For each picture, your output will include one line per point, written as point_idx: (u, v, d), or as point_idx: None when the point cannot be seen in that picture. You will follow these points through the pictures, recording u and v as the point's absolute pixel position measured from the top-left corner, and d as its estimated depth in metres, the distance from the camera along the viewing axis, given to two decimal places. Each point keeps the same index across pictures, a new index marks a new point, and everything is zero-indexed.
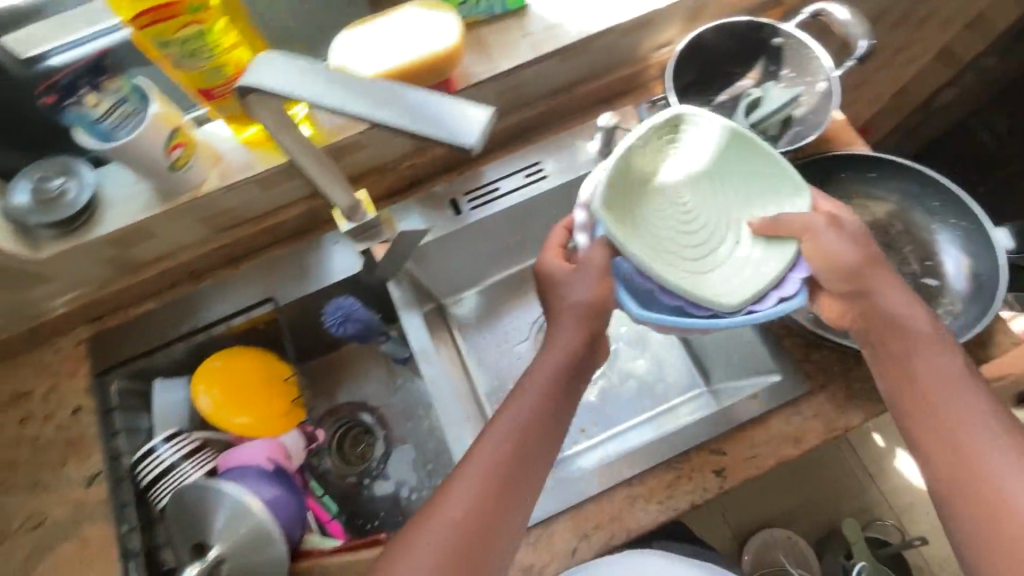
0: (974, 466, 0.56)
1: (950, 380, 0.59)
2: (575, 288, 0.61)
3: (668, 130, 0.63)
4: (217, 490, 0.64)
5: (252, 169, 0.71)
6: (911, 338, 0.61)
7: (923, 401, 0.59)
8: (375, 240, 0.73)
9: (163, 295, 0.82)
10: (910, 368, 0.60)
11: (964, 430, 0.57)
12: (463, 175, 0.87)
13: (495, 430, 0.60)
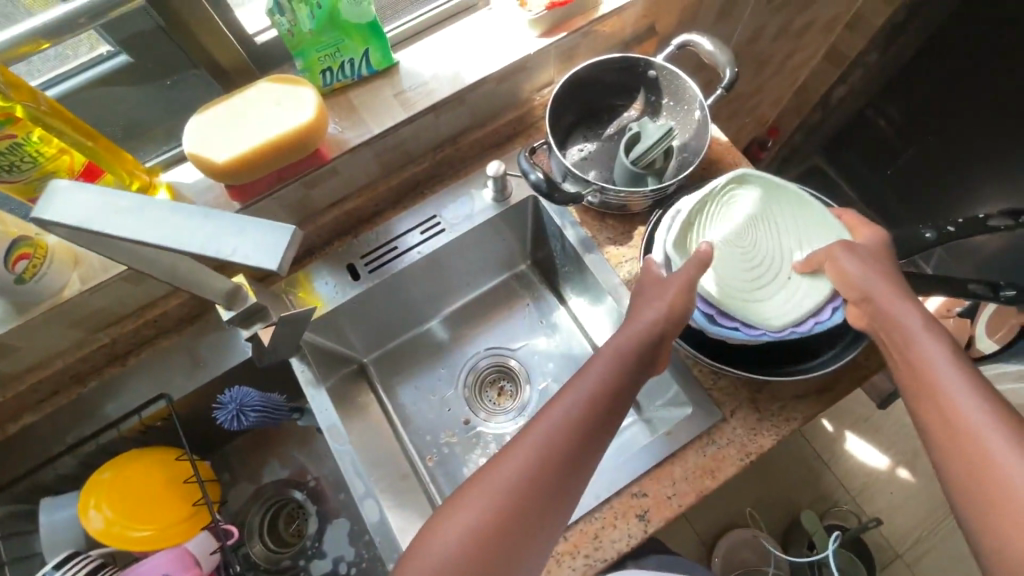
0: (980, 452, 0.50)
1: (949, 361, 0.55)
2: (654, 294, 0.64)
3: (732, 185, 0.68)
4: None
5: (117, 269, 0.67)
6: (910, 322, 0.59)
7: (924, 383, 0.55)
8: (261, 324, 0.69)
9: (44, 406, 0.76)
10: (910, 352, 0.58)
11: (969, 412, 0.52)
12: (360, 237, 0.84)
13: (508, 457, 0.55)
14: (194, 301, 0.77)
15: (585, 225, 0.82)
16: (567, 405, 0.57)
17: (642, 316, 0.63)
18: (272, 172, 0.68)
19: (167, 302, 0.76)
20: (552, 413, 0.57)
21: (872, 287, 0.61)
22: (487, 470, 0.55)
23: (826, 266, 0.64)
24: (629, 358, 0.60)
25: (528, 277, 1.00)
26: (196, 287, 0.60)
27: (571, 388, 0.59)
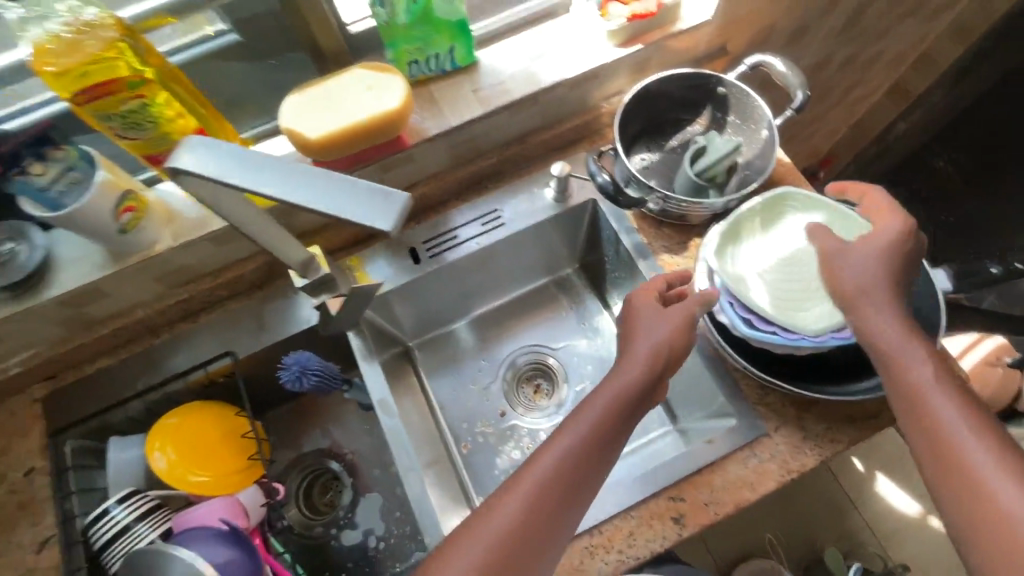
0: (969, 472, 0.52)
1: (936, 383, 0.56)
2: (654, 326, 0.65)
3: (778, 203, 0.73)
4: (169, 556, 0.64)
5: (206, 228, 0.72)
6: (894, 339, 0.58)
7: (915, 407, 0.56)
8: (331, 294, 0.73)
9: (121, 351, 0.82)
10: (895, 370, 0.58)
11: (958, 433, 0.53)
12: (422, 223, 0.88)
13: (506, 497, 0.55)
14: (265, 268, 0.82)
15: (642, 233, 0.84)
16: (564, 443, 0.58)
17: (636, 350, 0.64)
18: (356, 152, 0.72)
19: (242, 266, 0.81)
20: (551, 452, 0.57)
21: (855, 298, 0.60)
22: (487, 506, 0.56)
23: (822, 267, 0.63)
24: (628, 393, 0.61)
25: (575, 279, 1.02)
26: (280, 251, 0.65)
27: (564, 425, 0.60)
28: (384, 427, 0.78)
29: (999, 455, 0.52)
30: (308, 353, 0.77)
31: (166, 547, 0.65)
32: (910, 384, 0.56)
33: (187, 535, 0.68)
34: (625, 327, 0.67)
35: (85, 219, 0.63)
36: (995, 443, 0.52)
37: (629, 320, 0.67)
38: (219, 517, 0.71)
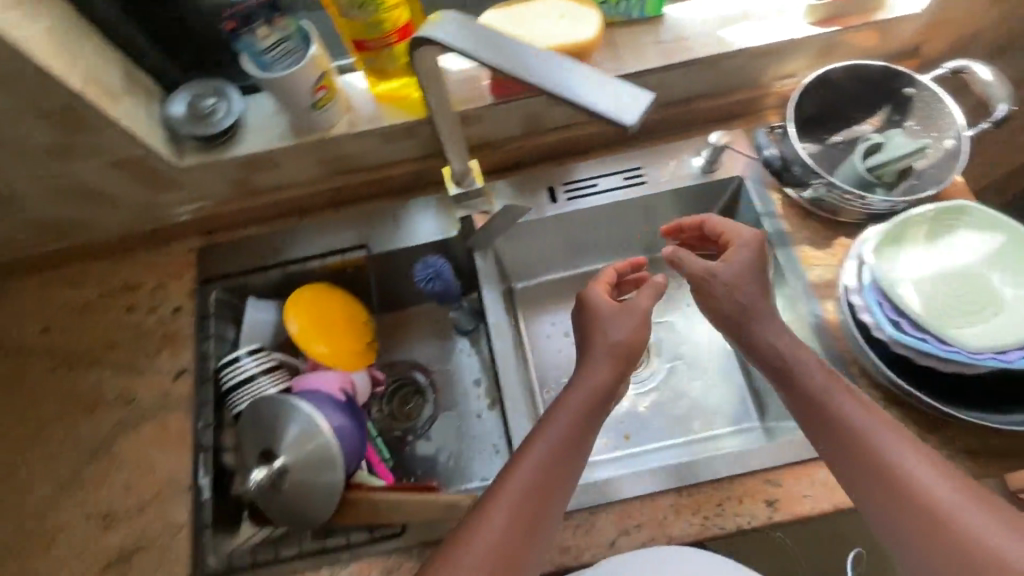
0: (916, 495, 0.54)
1: (867, 423, 0.59)
2: (617, 326, 0.68)
3: (952, 215, 0.71)
4: (294, 406, 0.70)
5: (381, 123, 0.77)
6: (815, 381, 0.62)
7: (856, 449, 0.58)
8: (475, 210, 0.81)
9: (269, 223, 0.88)
10: (826, 413, 0.60)
11: (898, 460, 0.56)
12: (562, 165, 0.87)
13: (490, 499, 0.57)
14: (414, 175, 0.86)
15: (783, 221, 0.81)
16: (545, 444, 0.60)
17: (597, 348, 0.67)
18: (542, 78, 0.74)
19: (394, 169, 0.85)
20: (533, 446, 0.60)
21: (751, 328, 0.66)
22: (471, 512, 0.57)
23: (706, 282, 0.69)
24: (594, 394, 0.64)
25: None
26: (454, 154, 0.70)
27: (539, 426, 0.62)
28: (496, 347, 0.80)
29: (940, 474, 0.55)
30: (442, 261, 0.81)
31: (290, 399, 0.72)
32: (840, 425, 0.59)
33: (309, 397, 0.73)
34: (588, 320, 0.70)
35: (288, 87, 0.69)
36: (931, 462, 0.56)
37: (592, 314, 0.70)
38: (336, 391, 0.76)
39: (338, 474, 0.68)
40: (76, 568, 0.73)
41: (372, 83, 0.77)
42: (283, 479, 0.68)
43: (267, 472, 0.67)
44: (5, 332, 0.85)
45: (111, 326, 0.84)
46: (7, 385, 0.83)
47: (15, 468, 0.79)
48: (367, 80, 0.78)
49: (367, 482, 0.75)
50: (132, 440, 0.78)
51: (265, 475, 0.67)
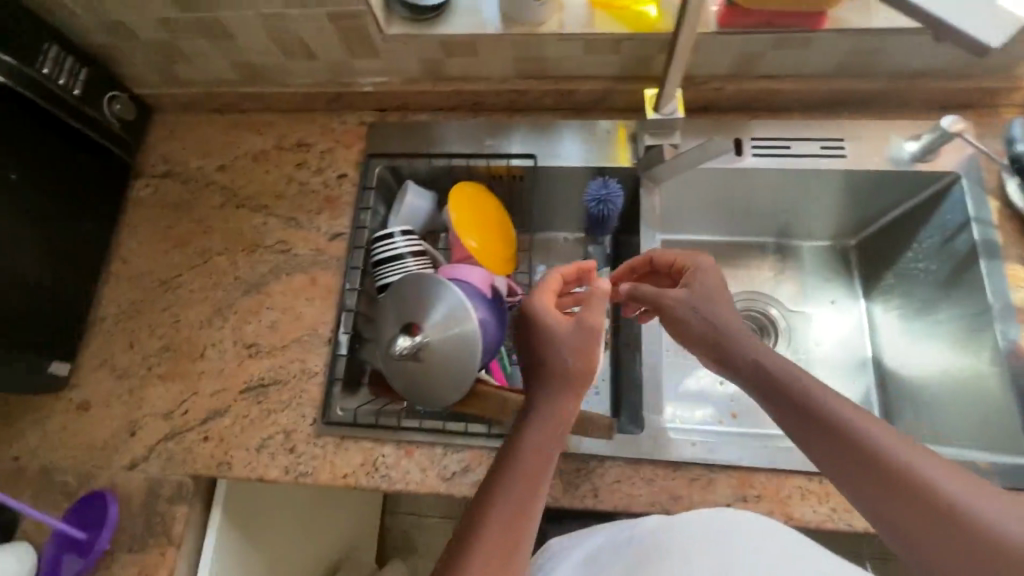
0: (925, 493, 0.48)
1: (877, 436, 0.52)
2: (566, 350, 0.57)
3: None
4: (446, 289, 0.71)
5: (590, 29, 0.74)
6: (800, 384, 0.56)
7: (873, 468, 0.50)
8: (665, 141, 0.76)
9: (442, 114, 0.89)
10: (820, 423, 0.53)
11: (894, 456, 0.50)
12: (756, 119, 0.81)
13: (480, 513, 0.53)
14: (598, 94, 0.82)
15: (995, 229, 0.78)
16: (521, 435, 0.56)
17: (552, 368, 0.57)
18: (766, 11, 0.69)
19: (581, 84, 0.82)
20: (514, 455, 0.55)
21: (703, 332, 0.62)
22: (465, 523, 0.54)
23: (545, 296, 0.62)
24: (550, 406, 0.57)
25: (849, 256, 0.98)
26: (671, 78, 0.69)
27: (510, 438, 0.56)
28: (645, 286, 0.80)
29: (910, 453, 0.50)
30: (613, 184, 0.79)
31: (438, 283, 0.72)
32: (839, 430, 0.52)
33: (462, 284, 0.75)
34: (533, 339, 0.59)
35: None
36: (897, 443, 0.51)
37: (538, 334, 0.59)
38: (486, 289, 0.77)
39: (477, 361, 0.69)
40: (216, 383, 0.79)
41: None
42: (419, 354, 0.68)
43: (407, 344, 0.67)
44: (188, 160, 0.91)
45: (280, 177, 0.88)
46: (181, 207, 0.89)
47: (175, 282, 0.85)
48: None
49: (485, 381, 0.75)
50: (282, 283, 0.82)
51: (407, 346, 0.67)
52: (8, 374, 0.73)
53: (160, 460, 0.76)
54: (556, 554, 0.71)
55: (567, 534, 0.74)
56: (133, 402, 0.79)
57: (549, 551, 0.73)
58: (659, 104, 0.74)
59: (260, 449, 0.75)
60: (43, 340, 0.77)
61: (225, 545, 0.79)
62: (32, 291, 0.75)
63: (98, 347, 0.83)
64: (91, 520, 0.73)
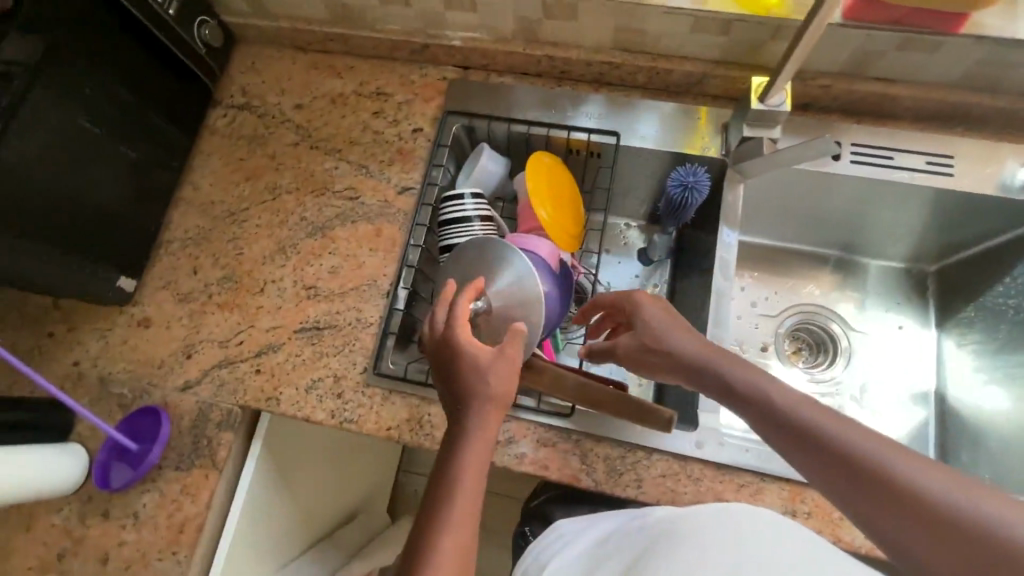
0: (921, 499, 0.43)
1: (844, 433, 0.48)
2: (492, 378, 0.55)
3: None
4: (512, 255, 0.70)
5: (702, 6, 0.72)
6: (776, 395, 0.54)
7: (846, 468, 0.47)
8: (764, 134, 0.73)
9: (526, 78, 0.86)
10: (798, 432, 0.51)
11: (886, 462, 0.45)
12: (860, 123, 0.79)
13: (437, 494, 0.51)
14: (694, 77, 0.80)
15: None
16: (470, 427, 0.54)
17: (476, 396, 0.55)
18: (898, 8, 0.67)
19: (679, 65, 0.79)
20: (461, 442, 0.53)
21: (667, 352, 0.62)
22: (426, 504, 0.52)
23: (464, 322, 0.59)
24: (485, 416, 0.55)
25: (927, 283, 0.94)
26: (788, 68, 0.65)
27: (459, 421, 0.55)
28: (717, 283, 0.77)
29: (905, 458, 0.45)
30: (699, 171, 0.76)
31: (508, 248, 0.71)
32: (814, 437, 0.49)
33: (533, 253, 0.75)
34: (455, 371, 0.56)
35: None
36: (891, 448, 0.46)
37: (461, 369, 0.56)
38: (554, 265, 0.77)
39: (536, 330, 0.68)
40: (273, 319, 0.80)
41: None
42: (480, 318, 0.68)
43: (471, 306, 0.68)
44: (266, 94, 0.91)
45: (356, 123, 0.88)
46: (255, 141, 0.89)
47: (242, 215, 0.86)
48: None
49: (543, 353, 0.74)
50: (348, 230, 0.83)
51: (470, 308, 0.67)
52: (80, 282, 0.74)
53: (212, 385, 0.77)
54: (565, 535, 0.73)
55: (580, 518, 0.76)
56: (191, 326, 0.81)
57: (558, 532, 0.74)
58: (765, 94, 0.70)
59: (309, 389, 0.76)
60: (114, 254, 0.79)
61: (261, 477, 0.81)
62: (110, 204, 0.77)
63: (162, 269, 0.84)
64: (143, 433, 0.76)
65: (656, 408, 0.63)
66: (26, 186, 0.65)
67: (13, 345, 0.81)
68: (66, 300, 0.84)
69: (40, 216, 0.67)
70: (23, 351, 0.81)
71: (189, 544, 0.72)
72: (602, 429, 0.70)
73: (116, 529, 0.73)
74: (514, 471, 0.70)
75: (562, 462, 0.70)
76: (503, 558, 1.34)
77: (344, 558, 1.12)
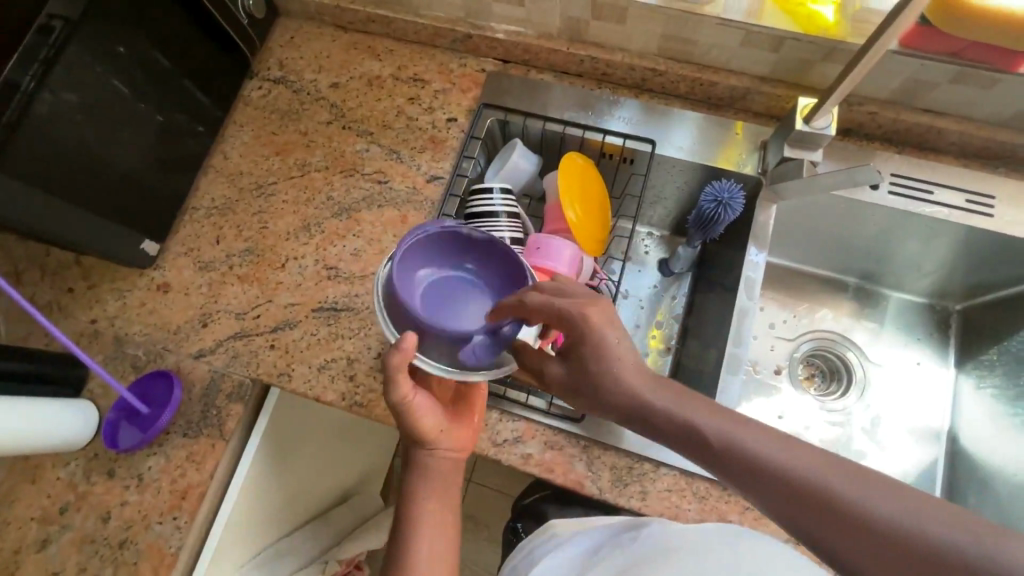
0: (918, 545, 0.38)
1: (781, 455, 0.44)
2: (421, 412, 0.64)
3: None
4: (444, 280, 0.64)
5: (754, 21, 0.71)
6: (738, 436, 0.46)
7: (794, 498, 0.43)
8: (802, 155, 0.72)
9: (566, 78, 0.85)
10: (739, 462, 0.45)
11: (847, 493, 0.41)
12: (903, 154, 0.78)
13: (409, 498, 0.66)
14: (738, 91, 0.79)
15: None
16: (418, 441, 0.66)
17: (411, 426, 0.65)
18: (962, 39, 0.65)
19: (724, 78, 0.78)
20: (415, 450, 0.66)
21: (608, 388, 0.52)
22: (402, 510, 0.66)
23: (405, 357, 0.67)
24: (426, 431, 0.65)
25: (950, 321, 0.92)
26: (840, 90, 0.64)
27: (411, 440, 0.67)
28: (739, 299, 0.77)
29: (851, 477, 0.42)
30: (734, 187, 0.75)
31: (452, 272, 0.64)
32: (757, 467, 0.45)
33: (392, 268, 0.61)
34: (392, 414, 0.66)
35: None
36: (874, 485, 0.41)
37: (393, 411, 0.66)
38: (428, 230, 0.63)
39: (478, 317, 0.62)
40: (291, 296, 0.80)
41: None
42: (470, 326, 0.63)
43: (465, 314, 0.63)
44: (303, 70, 0.91)
45: (391, 107, 0.87)
46: (288, 116, 0.89)
47: (268, 188, 0.85)
48: None
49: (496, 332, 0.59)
50: (374, 214, 0.82)
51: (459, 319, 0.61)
52: (104, 242, 0.74)
53: (226, 356, 0.78)
54: (557, 536, 0.73)
55: (575, 521, 0.75)
56: (209, 295, 0.81)
57: (551, 535, 0.74)
58: (811, 115, 0.69)
59: (321, 368, 0.76)
60: (140, 217, 0.79)
61: (265, 451, 0.82)
62: (140, 167, 0.77)
63: (186, 236, 0.84)
64: (154, 396, 0.77)
65: None
66: (61, 140, 0.65)
67: (33, 298, 0.82)
68: (88, 257, 0.84)
69: (72, 171, 0.67)
70: (43, 304, 0.82)
71: (190, 511, 0.72)
72: (611, 437, 0.70)
73: (119, 489, 0.74)
74: (519, 471, 0.70)
75: (568, 467, 0.69)
76: (491, 554, 1.34)
77: (336, 538, 1.13)
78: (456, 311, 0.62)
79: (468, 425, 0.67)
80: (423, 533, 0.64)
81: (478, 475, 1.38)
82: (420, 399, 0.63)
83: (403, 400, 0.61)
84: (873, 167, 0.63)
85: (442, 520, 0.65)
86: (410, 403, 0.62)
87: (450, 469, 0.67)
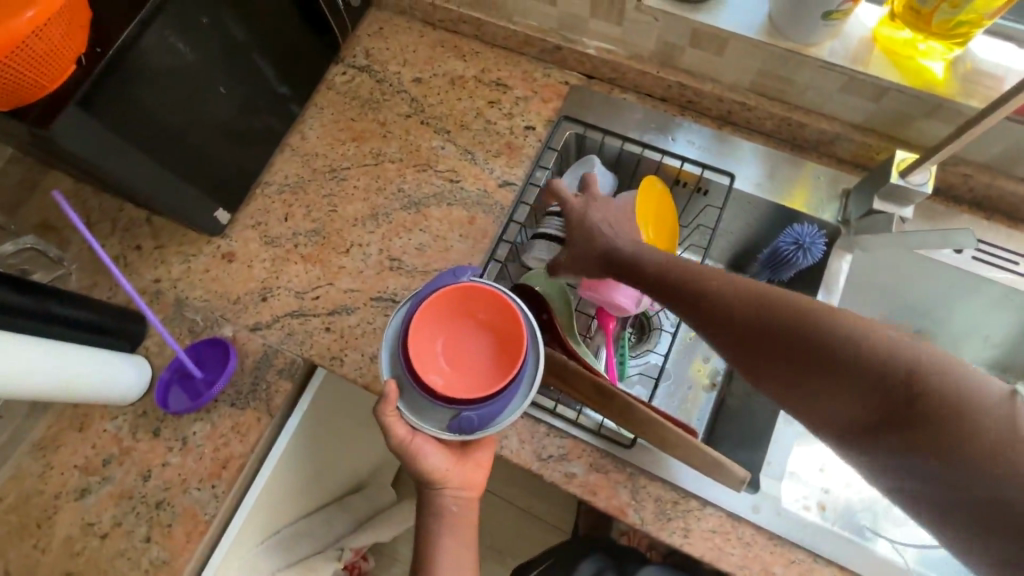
0: (840, 352, 0.49)
1: (742, 295, 0.57)
2: (429, 457, 0.63)
3: None
4: (443, 346, 0.61)
5: (862, 68, 0.70)
6: (718, 289, 0.59)
7: (750, 328, 0.55)
8: (893, 210, 0.70)
9: (650, 101, 0.85)
10: (710, 308, 0.59)
11: (795, 315, 0.53)
12: (991, 221, 0.76)
13: (431, 533, 0.65)
14: (826, 136, 0.78)
15: None
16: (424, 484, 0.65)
17: (425, 466, 0.64)
18: None
19: (815, 121, 0.77)
20: (427, 493, 0.66)
21: (636, 265, 0.66)
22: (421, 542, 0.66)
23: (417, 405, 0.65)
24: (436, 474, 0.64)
25: None
26: (946, 149, 0.62)
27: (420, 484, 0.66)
28: None
29: (797, 307, 0.53)
30: (816, 232, 0.75)
31: (452, 329, 0.62)
32: (723, 307, 0.58)
33: (397, 327, 0.63)
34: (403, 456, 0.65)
35: None
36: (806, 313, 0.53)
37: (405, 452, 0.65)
38: (429, 291, 0.62)
39: (485, 366, 0.61)
40: (352, 282, 0.80)
41: (887, 21, 0.70)
42: (471, 379, 0.60)
43: (465, 372, 0.60)
44: (388, 62, 0.92)
45: (471, 107, 0.88)
46: (369, 104, 0.90)
47: (342, 172, 0.86)
48: (882, 17, 0.71)
49: (490, 396, 0.58)
50: (443, 212, 0.83)
51: (453, 383, 0.60)
52: (180, 206, 0.76)
53: (281, 332, 0.78)
54: None
55: None
56: (272, 270, 0.82)
57: None
58: (908, 169, 0.67)
59: (374, 357, 0.76)
60: (217, 186, 0.80)
61: (302, 433, 0.82)
62: (224, 137, 0.78)
63: (257, 209, 0.85)
64: (208, 362, 0.78)
65: (728, 465, 0.61)
66: (154, 100, 0.67)
67: (103, 249, 0.83)
68: (158, 217, 0.85)
69: (157, 132, 0.69)
70: (110, 257, 0.83)
71: (229, 481, 0.73)
72: (659, 469, 0.68)
73: (162, 449, 0.74)
74: (560, 489, 0.69)
75: (611, 492, 0.68)
76: (494, 567, 1.31)
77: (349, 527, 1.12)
78: (458, 365, 0.61)
79: (477, 463, 0.67)
80: (449, 555, 0.65)
81: (491, 482, 1.37)
82: (420, 440, 0.63)
83: (403, 441, 0.62)
84: (967, 231, 0.60)
85: (462, 555, 0.65)
86: (410, 443, 0.62)
87: (462, 508, 0.66)
